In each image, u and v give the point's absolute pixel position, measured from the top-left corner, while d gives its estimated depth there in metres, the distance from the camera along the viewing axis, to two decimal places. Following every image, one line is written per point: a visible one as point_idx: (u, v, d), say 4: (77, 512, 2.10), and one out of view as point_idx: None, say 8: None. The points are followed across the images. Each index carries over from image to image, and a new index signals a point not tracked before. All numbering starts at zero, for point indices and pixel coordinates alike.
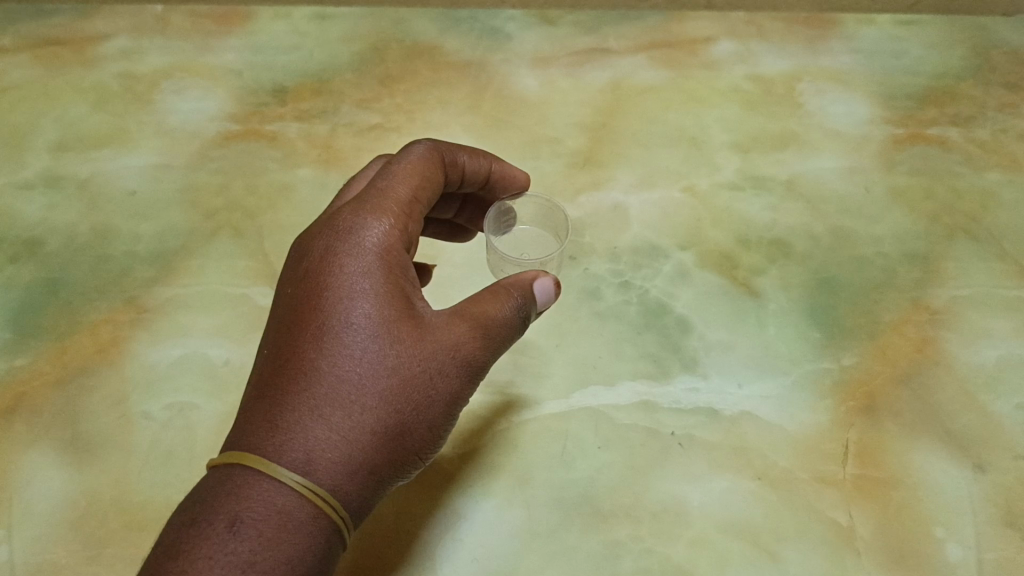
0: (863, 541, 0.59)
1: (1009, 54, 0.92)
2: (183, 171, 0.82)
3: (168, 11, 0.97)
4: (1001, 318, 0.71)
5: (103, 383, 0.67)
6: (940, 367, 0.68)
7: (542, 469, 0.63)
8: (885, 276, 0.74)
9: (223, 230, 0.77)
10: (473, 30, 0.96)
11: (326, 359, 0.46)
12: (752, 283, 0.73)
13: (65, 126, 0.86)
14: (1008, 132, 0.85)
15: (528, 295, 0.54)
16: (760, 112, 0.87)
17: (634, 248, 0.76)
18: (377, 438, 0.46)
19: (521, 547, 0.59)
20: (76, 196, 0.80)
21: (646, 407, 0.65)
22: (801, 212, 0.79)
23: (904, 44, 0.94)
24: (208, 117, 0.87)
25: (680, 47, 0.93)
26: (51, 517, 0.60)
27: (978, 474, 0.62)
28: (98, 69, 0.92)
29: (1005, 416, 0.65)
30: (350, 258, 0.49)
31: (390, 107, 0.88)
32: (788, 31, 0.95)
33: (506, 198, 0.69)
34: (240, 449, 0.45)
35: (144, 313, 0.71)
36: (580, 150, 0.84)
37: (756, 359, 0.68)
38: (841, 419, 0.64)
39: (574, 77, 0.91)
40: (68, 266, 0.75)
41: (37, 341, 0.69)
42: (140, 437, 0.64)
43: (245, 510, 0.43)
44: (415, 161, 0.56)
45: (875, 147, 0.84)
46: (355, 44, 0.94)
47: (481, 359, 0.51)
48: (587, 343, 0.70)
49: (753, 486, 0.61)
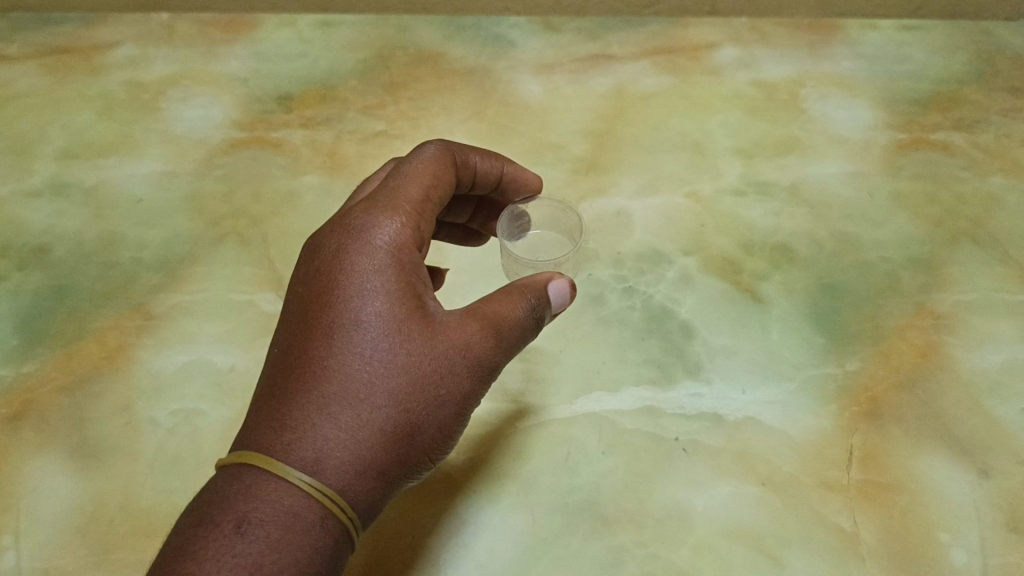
0: (867, 546, 0.59)
1: (1013, 58, 0.92)
2: (189, 178, 0.83)
3: (175, 20, 0.98)
4: (1004, 322, 0.71)
5: (110, 389, 0.67)
6: (943, 372, 0.68)
7: (546, 475, 0.63)
8: (888, 281, 0.74)
9: (229, 237, 0.78)
10: (477, 37, 0.96)
11: (336, 358, 0.47)
12: (754, 288, 0.73)
13: (72, 134, 0.87)
14: (1012, 137, 0.85)
15: (542, 296, 0.54)
16: (762, 117, 0.88)
17: (637, 254, 0.76)
18: (387, 437, 0.46)
19: (525, 554, 0.59)
20: (83, 204, 0.81)
21: (650, 412, 0.66)
22: (805, 218, 0.79)
23: (907, 50, 0.94)
24: (214, 125, 0.88)
25: (683, 53, 0.94)
26: (57, 523, 0.60)
27: (983, 479, 0.62)
28: (105, 76, 0.93)
29: (1008, 421, 0.65)
30: (361, 256, 0.50)
31: (394, 114, 0.89)
32: (790, 37, 0.95)
33: (519, 201, 0.70)
34: (250, 449, 0.45)
35: (150, 320, 0.72)
36: (584, 156, 0.84)
37: (759, 364, 0.68)
38: (844, 424, 0.64)
39: (577, 84, 0.91)
40: (75, 273, 0.75)
41: (44, 348, 0.70)
42: (145, 443, 0.64)
43: (253, 511, 0.43)
44: (427, 160, 0.56)
45: (878, 152, 0.84)
46: (359, 52, 0.95)
47: (492, 358, 0.51)
48: (592, 348, 0.70)
49: (756, 491, 0.61)
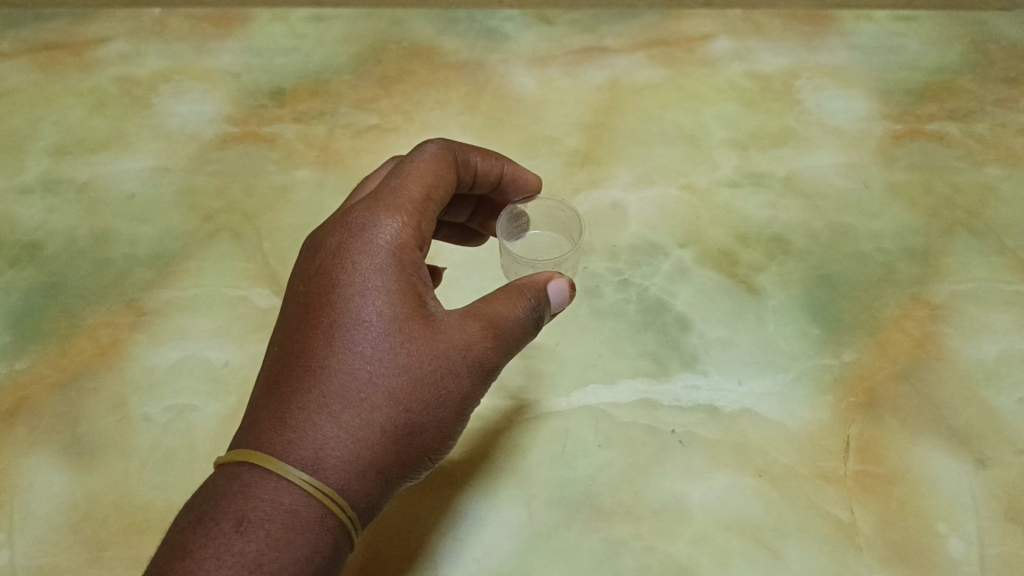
0: (865, 536, 0.59)
1: (1008, 48, 0.92)
2: (182, 174, 0.82)
3: (167, 16, 0.97)
4: (1001, 312, 0.71)
5: (103, 386, 0.67)
6: (941, 363, 0.67)
7: (544, 468, 0.63)
8: (885, 272, 0.74)
9: (223, 232, 0.77)
10: (471, 30, 0.96)
11: (337, 357, 0.46)
12: (751, 280, 0.73)
13: (63, 130, 0.86)
14: (1008, 126, 0.85)
15: (542, 296, 0.54)
16: (758, 109, 0.87)
17: (633, 247, 0.76)
18: (387, 437, 0.46)
19: (522, 546, 0.59)
20: (75, 200, 0.80)
21: (647, 405, 0.65)
22: (800, 209, 0.79)
23: (903, 40, 0.94)
24: (207, 119, 0.87)
25: (678, 45, 0.93)
26: (51, 521, 0.60)
27: (980, 469, 0.62)
28: (97, 72, 0.92)
29: (1006, 411, 0.65)
30: (362, 255, 0.49)
31: (388, 108, 0.88)
32: (785, 28, 0.95)
33: (518, 201, 0.69)
34: (250, 447, 0.45)
35: (144, 316, 0.71)
36: (579, 149, 0.84)
37: (757, 356, 0.68)
38: (841, 415, 0.64)
39: (571, 76, 0.91)
40: (68, 269, 0.75)
41: (37, 345, 0.69)
42: (140, 439, 0.64)
43: (252, 509, 0.43)
44: (429, 159, 0.56)
45: (874, 143, 0.84)
46: (352, 46, 0.94)
47: (492, 358, 0.50)
48: (588, 341, 0.70)
49: (753, 482, 0.61)
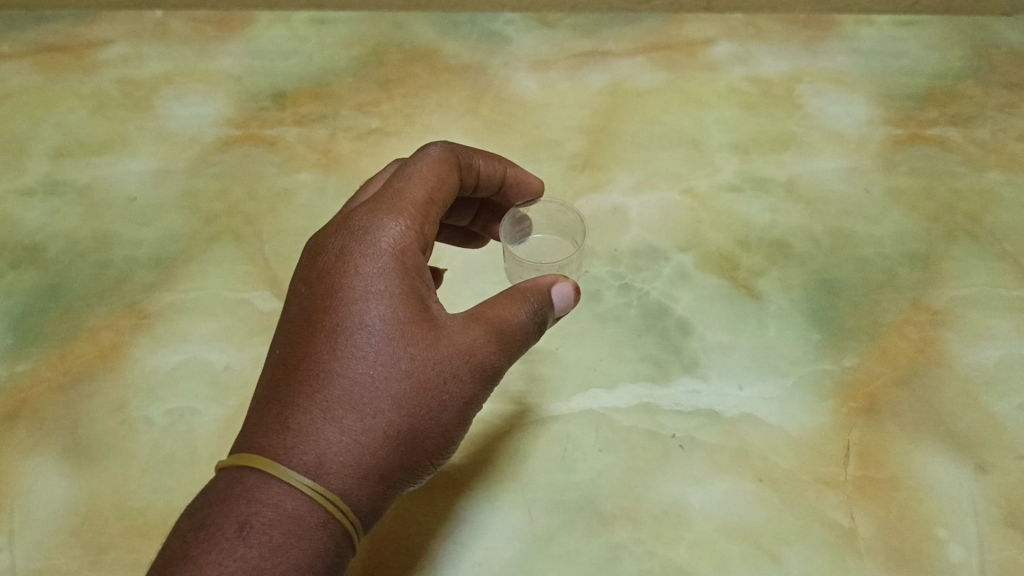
0: (865, 542, 0.59)
1: (1009, 53, 0.92)
2: (183, 176, 0.83)
3: (168, 18, 0.98)
4: (1002, 318, 0.71)
5: (103, 388, 0.67)
6: (941, 368, 0.67)
7: (544, 473, 0.63)
8: (886, 277, 0.74)
9: (224, 235, 0.77)
10: (473, 34, 0.96)
11: (339, 361, 0.47)
12: (751, 284, 0.73)
13: (65, 132, 0.87)
14: (1009, 131, 0.85)
15: (545, 300, 0.54)
16: (759, 113, 0.87)
17: (634, 251, 0.76)
18: (390, 442, 0.46)
19: (522, 551, 0.59)
20: (76, 202, 0.81)
21: (647, 410, 0.65)
22: (801, 213, 0.79)
23: (904, 44, 0.94)
24: (209, 122, 0.87)
25: (680, 49, 0.94)
26: (51, 524, 0.60)
27: (980, 475, 0.62)
28: (98, 74, 0.92)
29: (1006, 417, 0.65)
30: (365, 258, 0.49)
31: (390, 111, 0.88)
32: (786, 32, 0.95)
33: (520, 204, 0.69)
34: (252, 451, 0.45)
35: (145, 318, 0.71)
36: (580, 153, 0.84)
37: (757, 360, 0.68)
38: (842, 420, 0.64)
39: (573, 80, 0.91)
40: (68, 272, 0.75)
41: (37, 348, 0.69)
42: (141, 442, 0.64)
43: (254, 515, 0.42)
44: (432, 162, 0.56)
45: (874, 147, 0.84)
46: (354, 49, 0.94)
47: (495, 362, 0.50)
48: (589, 345, 0.70)
49: (753, 487, 0.61)
